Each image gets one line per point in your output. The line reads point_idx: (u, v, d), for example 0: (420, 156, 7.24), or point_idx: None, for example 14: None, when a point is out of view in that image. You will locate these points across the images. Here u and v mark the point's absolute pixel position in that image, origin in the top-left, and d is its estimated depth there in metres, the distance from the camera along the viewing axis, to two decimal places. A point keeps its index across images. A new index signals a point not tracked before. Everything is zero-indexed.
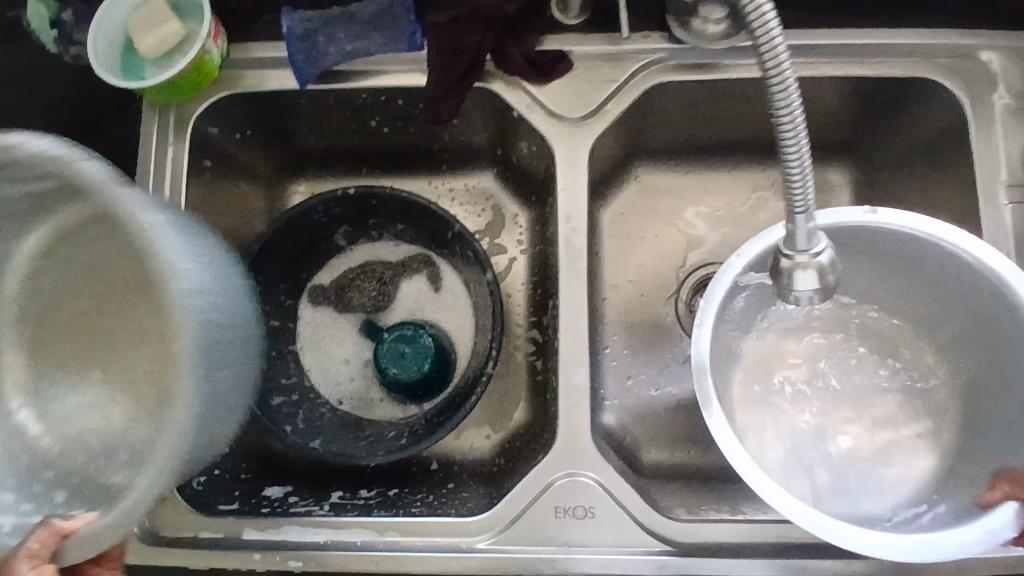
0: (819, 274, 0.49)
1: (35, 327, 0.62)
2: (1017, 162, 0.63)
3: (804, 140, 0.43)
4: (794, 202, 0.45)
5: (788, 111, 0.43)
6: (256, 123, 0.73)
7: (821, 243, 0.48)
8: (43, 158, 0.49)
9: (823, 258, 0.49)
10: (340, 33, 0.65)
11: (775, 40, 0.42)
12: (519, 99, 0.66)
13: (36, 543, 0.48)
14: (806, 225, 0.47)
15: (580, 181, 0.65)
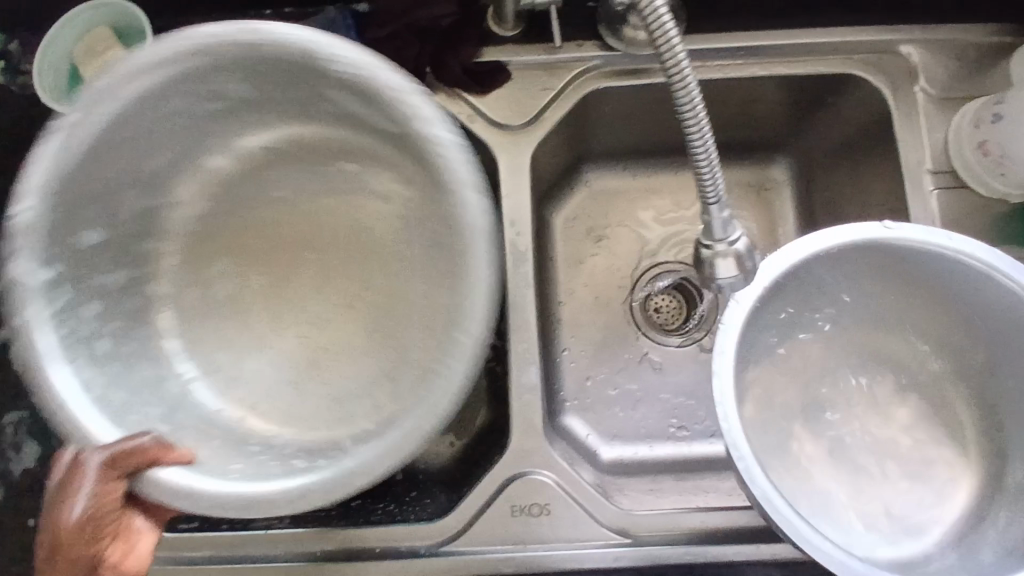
0: (737, 262, 0.55)
1: (246, 250, 0.71)
2: (940, 150, 0.66)
3: (709, 135, 0.49)
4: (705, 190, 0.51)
5: (692, 110, 0.48)
6: None
7: (737, 232, 0.55)
8: (357, 73, 0.56)
9: (739, 246, 0.55)
10: None
11: (675, 46, 0.46)
12: (459, 109, 0.67)
13: (131, 451, 0.53)
14: (719, 215, 0.53)
15: (524, 188, 0.67)
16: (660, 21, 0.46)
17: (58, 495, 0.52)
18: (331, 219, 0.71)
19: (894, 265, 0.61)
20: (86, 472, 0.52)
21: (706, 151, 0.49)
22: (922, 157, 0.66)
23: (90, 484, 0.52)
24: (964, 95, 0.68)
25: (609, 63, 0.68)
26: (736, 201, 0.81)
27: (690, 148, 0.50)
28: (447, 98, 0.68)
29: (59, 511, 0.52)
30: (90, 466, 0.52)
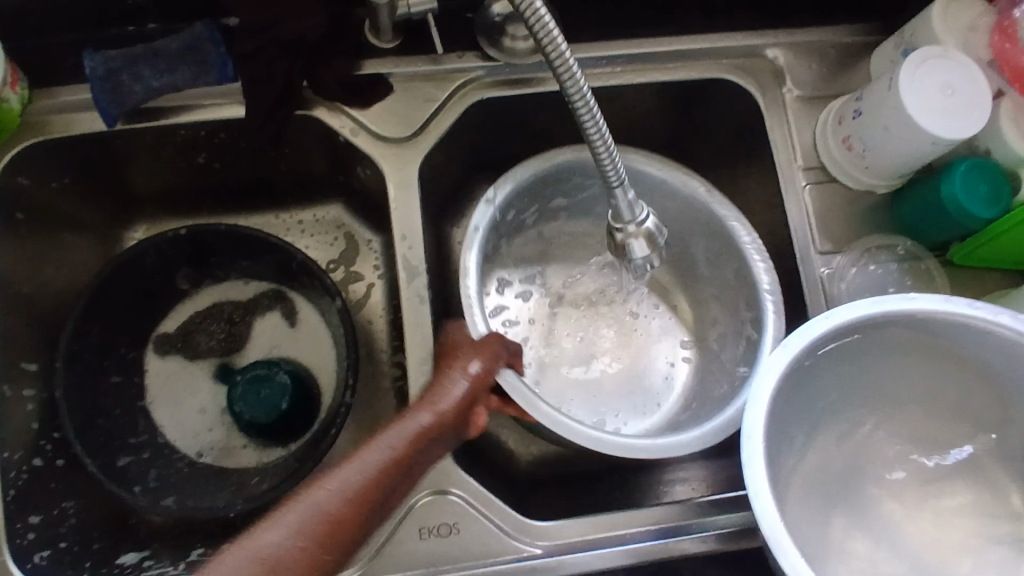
0: (651, 241, 0.48)
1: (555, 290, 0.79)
2: (810, 147, 0.70)
3: (603, 120, 0.43)
4: (605, 173, 0.45)
5: (579, 97, 0.42)
6: (74, 171, 0.69)
7: (645, 210, 0.47)
8: (724, 216, 0.68)
9: (650, 225, 0.48)
10: (145, 70, 0.63)
11: (555, 35, 0.41)
12: (342, 123, 0.67)
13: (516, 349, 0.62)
14: (626, 196, 0.46)
15: (413, 200, 0.67)
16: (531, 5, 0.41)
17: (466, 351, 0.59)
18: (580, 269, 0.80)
19: (928, 337, 0.59)
20: (490, 345, 0.60)
21: (604, 139, 0.43)
22: (793, 155, 0.70)
23: (492, 354, 0.59)
24: (829, 94, 0.72)
25: (491, 72, 0.68)
26: None
27: (587, 142, 0.44)
28: (328, 111, 0.67)
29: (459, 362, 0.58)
30: (495, 342, 0.60)
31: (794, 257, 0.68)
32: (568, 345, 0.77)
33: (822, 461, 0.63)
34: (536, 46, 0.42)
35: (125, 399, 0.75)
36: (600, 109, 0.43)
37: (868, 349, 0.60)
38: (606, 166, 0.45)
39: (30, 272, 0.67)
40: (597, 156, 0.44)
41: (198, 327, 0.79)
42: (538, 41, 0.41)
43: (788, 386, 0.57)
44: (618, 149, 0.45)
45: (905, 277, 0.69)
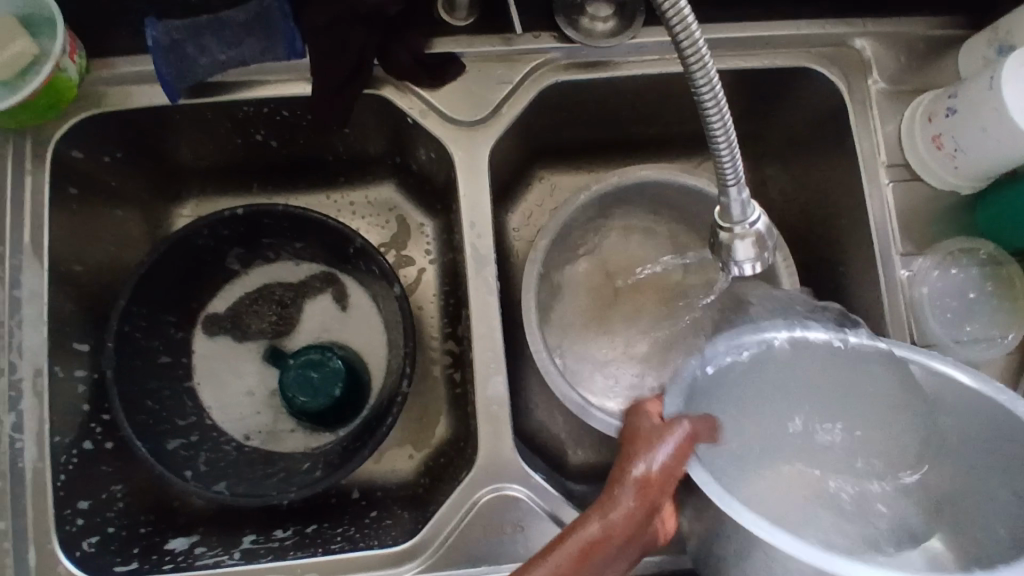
0: (759, 244, 0.46)
1: (607, 285, 0.79)
2: (894, 143, 0.67)
3: (728, 116, 0.41)
4: (722, 172, 0.42)
5: (709, 89, 0.40)
6: (128, 143, 0.67)
7: (758, 211, 0.45)
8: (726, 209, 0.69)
9: (761, 227, 0.45)
10: (211, 43, 0.61)
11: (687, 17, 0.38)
12: (411, 104, 0.64)
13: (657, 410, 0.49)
14: (739, 197, 0.43)
15: (482, 187, 0.64)
16: None
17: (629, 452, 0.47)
18: (634, 262, 0.79)
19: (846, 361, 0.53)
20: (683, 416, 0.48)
21: (727, 137, 0.41)
22: (876, 150, 0.67)
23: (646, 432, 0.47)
24: (917, 88, 0.69)
25: (568, 55, 0.65)
26: None
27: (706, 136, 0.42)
28: (396, 90, 0.65)
29: (658, 441, 0.46)
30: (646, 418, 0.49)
31: (874, 258, 0.66)
32: (619, 339, 0.77)
33: (785, 484, 0.57)
34: (666, 33, 0.39)
35: (173, 379, 0.72)
36: (727, 104, 0.41)
37: (787, 374, 0.55)
38: (724, 164, 0.42)
39: (79, 246, 0.65)
40: (716, 155, 0.42)
41: (248, 310, 0.76)
42: (671, 29, 0.39)
43: (722, 406, 0.53)
44: (739, 148, 0.42)
45: (986, 282, 0.65)
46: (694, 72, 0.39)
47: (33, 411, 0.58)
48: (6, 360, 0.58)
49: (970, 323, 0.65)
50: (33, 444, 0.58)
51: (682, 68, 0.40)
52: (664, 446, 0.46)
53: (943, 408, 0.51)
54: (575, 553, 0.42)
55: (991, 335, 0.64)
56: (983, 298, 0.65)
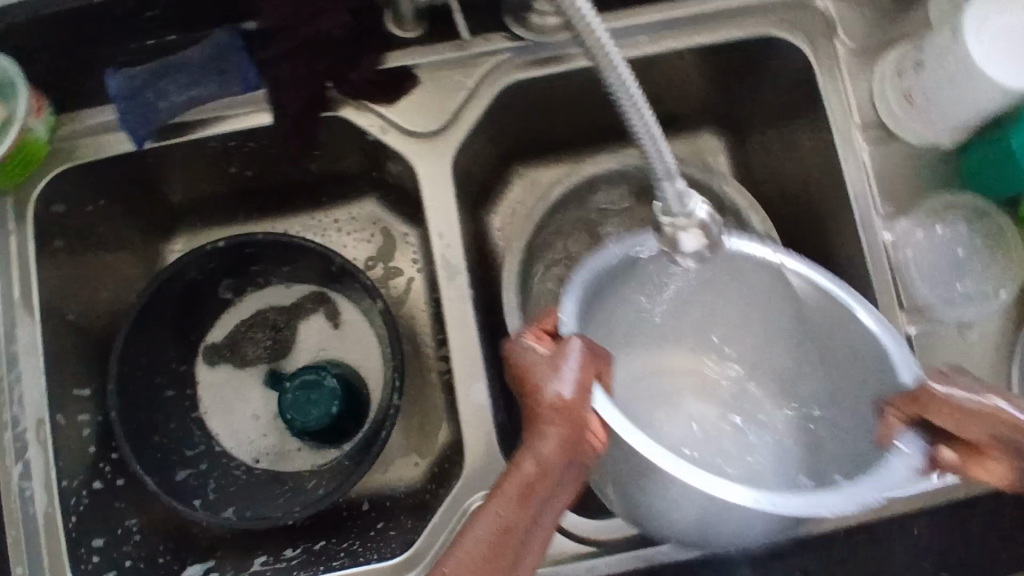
0: (705, 232, 0.45)
1: None
2: (867, 103, 0.65)
3: (648, 112, 0.40)
4: (652, 166, 0.42)
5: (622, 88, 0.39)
6: (110, 191, 0.69)
7: (697, 201, 0.44)
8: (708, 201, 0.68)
9: (703, 215, 0.45)
10: (169, 86, 0.62)
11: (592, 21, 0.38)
12: (370, 122, 0.65)
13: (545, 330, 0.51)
14: (673, 188, 0.43)
15: (447, 197, 0.64)
16: None
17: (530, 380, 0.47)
18: None
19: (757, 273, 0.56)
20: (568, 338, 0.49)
21: (650, 133, 0.41)
22: (849, 112, 0.65)
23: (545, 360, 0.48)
24: (887, 43, 0.66)
25: (520, 53, 0.65)
26: None
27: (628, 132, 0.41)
28: (356, 111, 0.65)
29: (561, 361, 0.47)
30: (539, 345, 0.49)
31: (855, 224, 0.64)
32: None
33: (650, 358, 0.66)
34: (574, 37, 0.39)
35: (179, 412, 0.75)
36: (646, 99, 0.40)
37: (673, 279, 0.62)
38: (652, 157, 0.42)
39: (71, 297, 0.67)
40: (643, 152, 0.42)
41: (245, 337, 0.78)
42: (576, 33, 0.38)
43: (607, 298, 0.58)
44: (666, 140, 0.42)
45: (975, 236, 0.64)
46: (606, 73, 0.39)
47: (40, 459, 0.62)
48: (10, 415, 0.61)
49: (962, 281, 0.63)
50: (43, 490, 0.61)
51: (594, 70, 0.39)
52: (568, 364, 0.47)
53: (837, 337, 0.55)
54: (519, 495, 0.43)
55: (984, 291, 0.63)
56: (974, 255, 0.64)
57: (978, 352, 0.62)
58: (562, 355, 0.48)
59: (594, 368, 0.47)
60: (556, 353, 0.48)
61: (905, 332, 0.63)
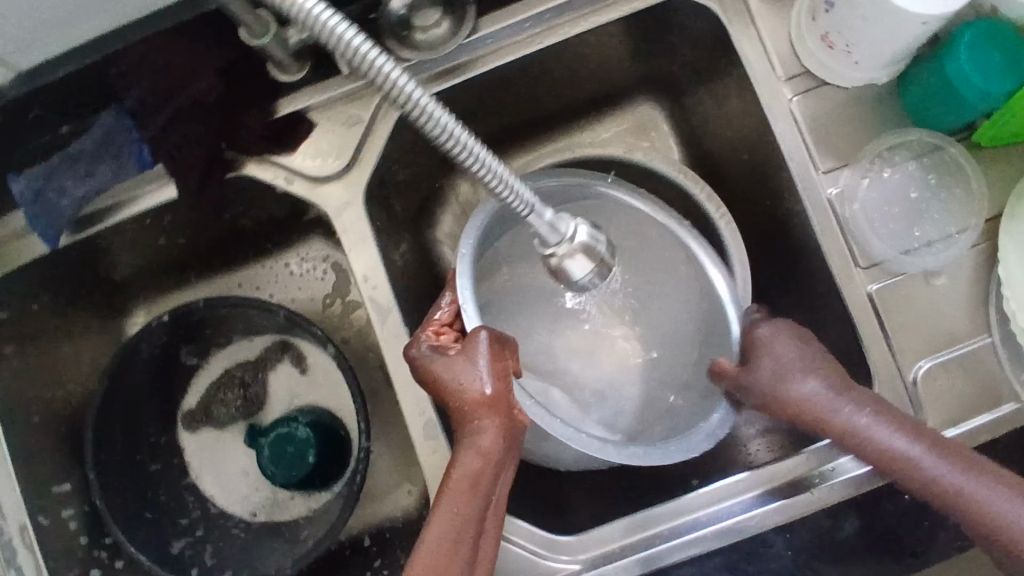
0: (590, 253, 0.44)
1: None
2: (788, 52, 0.60)
3: (485, 153, 0.39)
4: (511, 206, 0.41)
5: (446, 133, 0.38)
6: (52, 286, 0.69)
7: (571, 224, 0.43)
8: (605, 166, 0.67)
9: (582, 237, 0.44)
10: (68, 181, 0.61)
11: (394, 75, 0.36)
12: (275, 174, 0.63)
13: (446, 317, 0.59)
14: (541, 218, 0.42)
15: (366, 236, 0.63)
16: (354, 47, 0.35)
17: (452, 387, 0.55)
18: None
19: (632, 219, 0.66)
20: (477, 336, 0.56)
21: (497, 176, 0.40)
22: (770, 66, 0.60)
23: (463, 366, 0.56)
24: None
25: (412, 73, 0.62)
26: None
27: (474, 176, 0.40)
28: (259, 165, 0.63)
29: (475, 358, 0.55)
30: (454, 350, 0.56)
31: (794, 184, 0.60)
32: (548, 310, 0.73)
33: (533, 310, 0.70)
34: (394, 105, 0.37)
35: (168, 482, 0.76)
36: (483, 146, 0.39)
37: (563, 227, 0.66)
38: (506, 194, 0.41)
39: (33, 398, 0.69)
40: (497, 194, 0.41)
41: (217, 398, 0.78)
42: (393, 101, 0.37)
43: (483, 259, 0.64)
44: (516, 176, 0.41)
45: (927, 175, 0.59)
46: (434, 133, 0.38)
47: (31, 563, 0.64)
48: None
49: (919, 226, 0.59)
50: None
51: (422, 133, 0.38)
52: (481, 361, 0.55)
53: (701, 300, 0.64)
54: (467, 486, 0.53)
55: (947, 232, 0.58)
56: (927, 195, 0.60)
57: (949, 299, 0.58)
58: (473, 355, 0.55)
59: (501, 358, 0.56)
60: (466, 355, 0.55)
61: (866, 292, 0.58)
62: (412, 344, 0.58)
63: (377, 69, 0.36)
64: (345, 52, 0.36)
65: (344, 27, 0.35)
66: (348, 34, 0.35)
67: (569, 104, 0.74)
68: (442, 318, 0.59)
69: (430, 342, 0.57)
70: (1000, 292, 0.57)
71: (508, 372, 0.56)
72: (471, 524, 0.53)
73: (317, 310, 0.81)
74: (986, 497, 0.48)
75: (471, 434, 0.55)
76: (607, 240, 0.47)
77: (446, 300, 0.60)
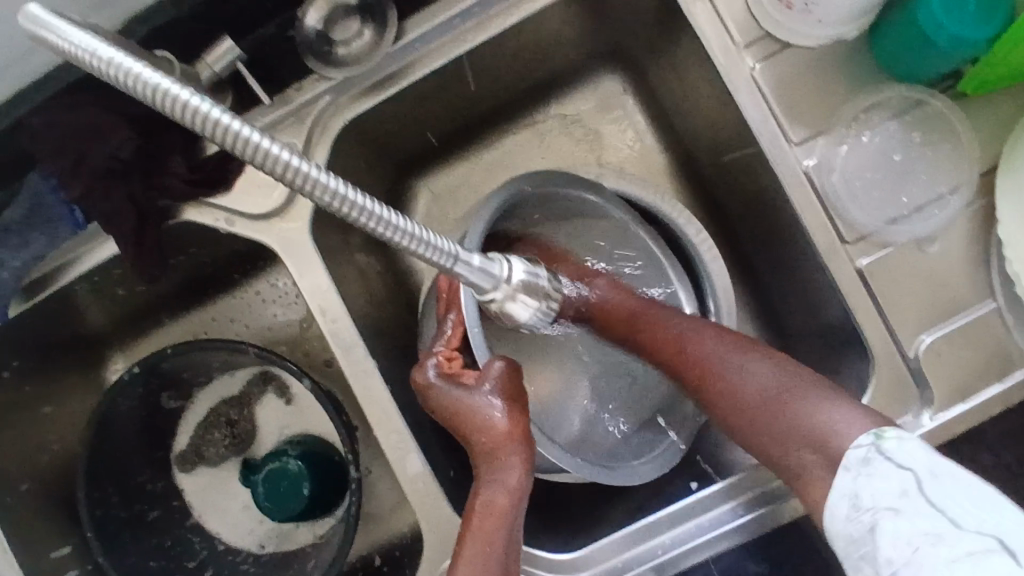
0: (529, 290, 0.45)
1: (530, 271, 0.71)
2: (743, 14, 0.54)
3: (396, 216, 0.36)
4: (436, 263, 0.39)
5: (346, 203, 0.35)
6: (20, 351, 0.67)
7: (502, 265, 0.43)
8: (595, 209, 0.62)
9: (516, 277, 0.44)
10: (4, 254, 0.59)
11: (279, 154, 0.34)
12: (215, 217, 0.60)
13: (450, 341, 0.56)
14: (473, 266, 0.41)
15: (318, 268, 0.60)
16: (235, 134, 0.33)
17: (468, 417, 0.54)
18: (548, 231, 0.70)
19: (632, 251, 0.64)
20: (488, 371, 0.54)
21: (412, 237, 0.37)
22: (726, 33, 0.54)
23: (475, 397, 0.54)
24: None
25: (341, 91, 0.57)
26: (586, 142, 0.72)
27: (389, 242, 0.37)
28: (197, 208, 0.60)
29: (487, 389, 0.54)
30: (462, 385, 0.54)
31: (767, 160, 0.55)
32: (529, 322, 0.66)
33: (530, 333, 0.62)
34: (286, 184, 0.35)
35: (171, 527, 0.75)
36: (389, 209, 0.36)
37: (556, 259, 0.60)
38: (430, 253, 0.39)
39: (20, 465, 0.68)
40: (418, 255, 0.38)
41: (206, 438, 0.78)
42: (286, 180, 0.34)
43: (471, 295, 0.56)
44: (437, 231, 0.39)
45: (911, 133, 0.55)
46: (335, 206, 0.35)
47: None
48: None
49: (906, 191, 0.54)
50: None
51: (322, 206, 0.36)
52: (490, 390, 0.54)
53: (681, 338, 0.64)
54: (490, 514, 0.52)
55: (938, 194, 0.54)
56: (913, 155, 0.55)
57: (947, 265, 0.53)
58: (491, 385, 0.54)
59: (518, 387, 0.55)
60: (486, 385, 0.54)
61: (857, 267, 0.54)
62: (420, 370, 0.55)
63: (263, 150, 0.33)
64: (228, 138, 0.33)
65: (222, 112, 0.33)
66: (228, 119, 0.33)
67: (520, 93, 0.68)
68: (448, 344, 0.56)
69: (440, 369, 0.55)
70: (1001, 250, 0.52)
71: (519, 398, 0.55)
72: (505, 557, 0.51)
73: (295, 336, 0.78)
74: (749, 380, 0.55)
75: (498, 467, 0.53)
76: (545, 273, 0.47)
77: (450, 323, 0.56)
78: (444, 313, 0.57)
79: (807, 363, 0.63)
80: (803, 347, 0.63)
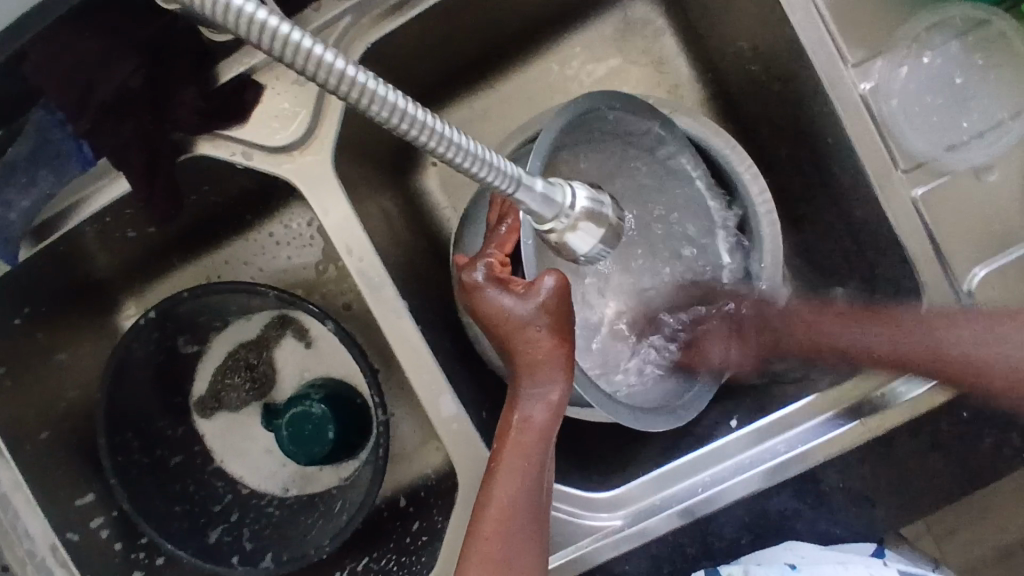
0: (591, 218, 0.43)
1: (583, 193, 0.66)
2: None
3: (456, 133, 0.34)
4: (498, 187, 0.37)
5: (405, 117, 0.33)
6: (31, 295, 0.64)
7: (570, 190, 0.41)
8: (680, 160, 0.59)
9: (580, 206, 0.42)
10: (10, 195, 0.56)
11: (333, 61, 0.31)
12: (232, 151, 0.58)
13: (501, 242, 0.52)
14: (537, 193, 0.39)
15: (344, 206, 0.57)
16: (284, 37, 0.30)
17: (512, 329, 0.50)
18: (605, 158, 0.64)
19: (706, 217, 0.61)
20: (543, 285, 0.50)
21: (473, 157, 0.35)
22: None
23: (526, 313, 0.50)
24: None
25: (364, 10, 0.53)
26: (615, 70, 0.68)
27: (447, 162, 0.35)
28: (210, 143, 0.58)
29: (539, 303, 0.50)
30: (510, 295, 0.50)
31: (822, 84, 0.52)
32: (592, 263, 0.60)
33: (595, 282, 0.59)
34: (337, 96, 0.32)
35: (195, 472, 0.74)
36: (447, 125, 0.34)
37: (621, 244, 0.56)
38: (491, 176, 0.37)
39: (38, 412, 0.66)
40: (479, 177, 0.36)
41: (226, 383, 0.77)
42: (340, 91, 0.32)
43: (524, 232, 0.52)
44: (497, 152, 0.36)
45: (974, 55, 0.53)
46: (394, 121, 0.33)
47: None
48: (23, 550, 0.62)
49: (966, 116, 0.53)
50: None
51: (377, 121, 0.33)
52: (541, 304, 0.50)
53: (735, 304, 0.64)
54: (531, 440, 0.51)
55: (999, 120, 0.52)
56: (976, 78, 0.53)
57: (1004, 193, 0.51)
58: (540, 300, 0.50)
59: (568, 307, 0.51)
60: (536, 297, 0.50)
61: (911, 198, 0.52)
62: (468, 269, 0.51)
63: (314, 57, 0.31)
64: (273, 42, 0.30)
65: (269, 13, 0.30)
66: (276, 22, 0.30)
67: (547, 16, 0.64)
68: (500, 248, 0.51)
69: (491, 270, 0.51)
70: None
71: (565, 316, 0.51)
72: (533, 471, 0.51)
73: (312, 278, 0.76)
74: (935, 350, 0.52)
75: (537, 382, 0.51)
76: (609, 200, 0.45)
77: (505, 228, 0.51)
78: (497, 220, 0.52)
79: (848, 297, 0.61)
80: (844, 282, 0.61)
